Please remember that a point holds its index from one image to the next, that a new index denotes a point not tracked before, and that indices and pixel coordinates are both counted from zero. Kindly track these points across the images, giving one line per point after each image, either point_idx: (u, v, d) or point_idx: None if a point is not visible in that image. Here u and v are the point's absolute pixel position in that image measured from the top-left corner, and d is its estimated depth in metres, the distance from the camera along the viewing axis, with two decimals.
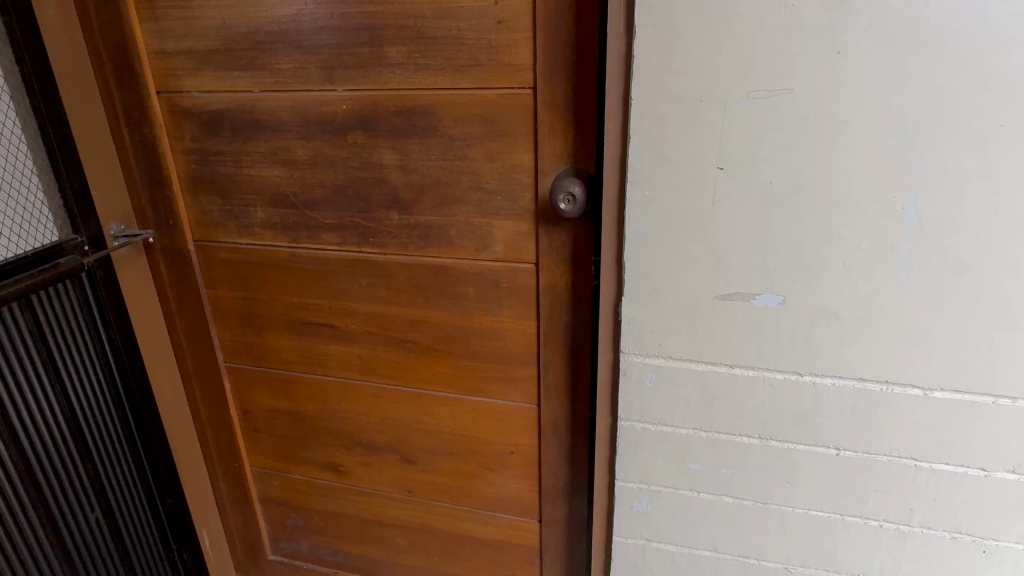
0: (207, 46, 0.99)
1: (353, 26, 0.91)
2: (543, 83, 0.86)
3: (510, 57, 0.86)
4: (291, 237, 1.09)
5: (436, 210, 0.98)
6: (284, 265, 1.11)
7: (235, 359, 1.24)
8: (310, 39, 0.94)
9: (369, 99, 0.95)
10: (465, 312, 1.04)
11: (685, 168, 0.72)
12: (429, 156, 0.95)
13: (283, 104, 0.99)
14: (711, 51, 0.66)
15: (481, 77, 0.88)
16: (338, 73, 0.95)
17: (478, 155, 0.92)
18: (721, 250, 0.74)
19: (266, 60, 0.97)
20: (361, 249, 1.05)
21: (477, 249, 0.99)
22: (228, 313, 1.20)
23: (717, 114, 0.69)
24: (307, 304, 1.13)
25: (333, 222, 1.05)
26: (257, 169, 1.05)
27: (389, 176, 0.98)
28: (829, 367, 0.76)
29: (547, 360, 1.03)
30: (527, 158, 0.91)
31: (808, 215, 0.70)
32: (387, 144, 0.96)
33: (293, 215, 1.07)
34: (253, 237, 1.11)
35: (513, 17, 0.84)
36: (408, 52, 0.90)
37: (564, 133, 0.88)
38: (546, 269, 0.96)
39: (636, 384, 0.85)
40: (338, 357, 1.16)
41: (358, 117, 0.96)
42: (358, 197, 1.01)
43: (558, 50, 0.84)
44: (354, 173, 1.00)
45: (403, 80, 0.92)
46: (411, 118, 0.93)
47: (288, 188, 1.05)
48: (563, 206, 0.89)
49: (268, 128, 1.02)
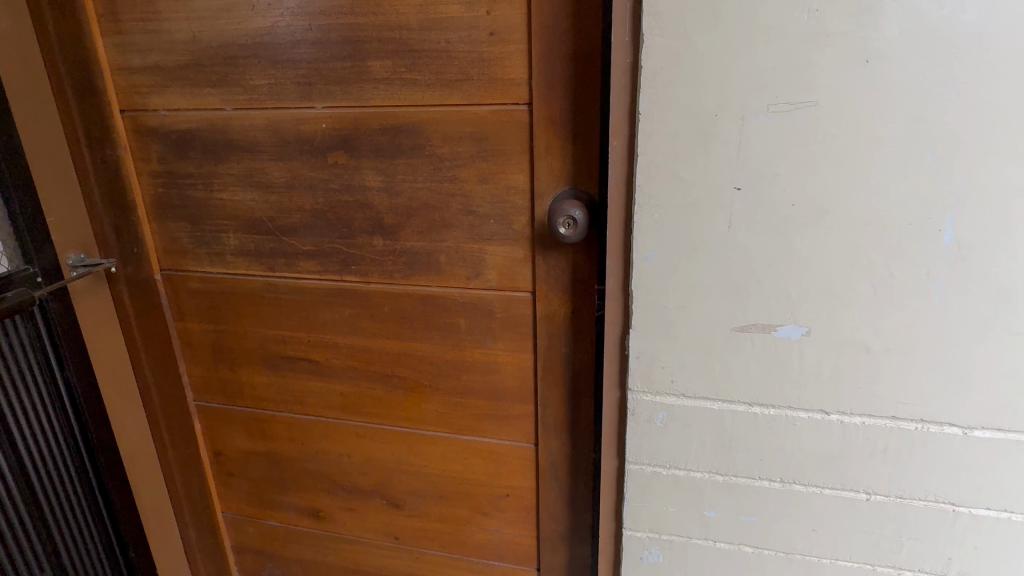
0: (175, 62, 0.92)
1: (332, 38, 0.85)
2: (539, 99, 0.79)
3: (503, 70, 0.80)
4: (266, 265, 1.01)
5: (424, 235, 0.91)
6: (259, 295, 1.03)
7: (206, 396, 1.15)
8: (287, 53, 0.87)
9: (350, 116, 0.88)
10: (455, 344, 0.96)
11: (698, 188, 0.65)
12: (416, 177, 0.88)
13: (256, 122, 0.92)
14: (725, 60, 0.61)
15: (472, 92, 0.82)
16: (316, 89, 0.88)
17: (470, 176, 0.86)
18: (739, 277, 0.68)
19: (238, 75, 0.90)
20: (342, 277, 0.98)
21: (467, 278, 0.91)
22: (199, 347, 1.11)
23: (734, 130, 0.63)
24: (283, 336, 1.05)
25: (313, 249, 0.97)
26: (229, 193, 0.98)
27: (373, 199, 0.91)
28: (858, 405, 0.70)
29: (544, 396, 0.95)
30: (522, 179, 0.84)
31: (834, 238, 0.64)
32: (370, 165, 0.89)
33: (268, 241, 0.99)
34: (225, 266, 1.03)
35: (506, 29, 0.78)
36: (393, 66, 0.84)
37: (562, 152, 0.81)
38: (542, 298, 0.89)
39: (645, 425, 0.77)
40: (318, 394, 1.08)
41: (339, 137, 0.89)
42: (339, 222, 0.94)
43: (555, 63, 0.77)
44: (335, 196, 0.93)
45: (386, 96, 0.85)
46: (396, 137, 0.87)
47: (262, 213, 0.97)
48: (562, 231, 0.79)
49: (240, 148, 0.95)
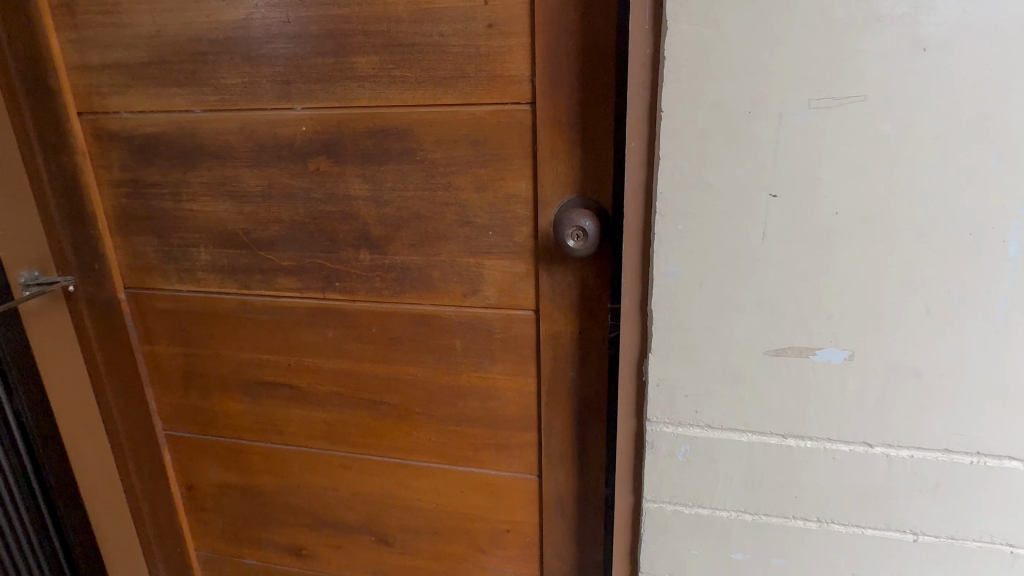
0: (138, 59, 0.83)
1: (312, 32, 0.76)
2: (544, 97, 0.71)
3: (503, 66, 0.72)
4: (241, 283, 0.92)
5: (416, 248, 0.83)
6: (234, 315, 0.94)
7: (176, 424, 1.05)
8: (263, 49, 0.78)
9: (333, 118, 0.79)
10: (450, 367, 0.88)
11: (729, 195, 0.58)
12: (407, 185, 0.80)
13: (229, 125, 0.83)
14: (762, 50, 0.53)
15: (469, 90, 0.74)
16: (295, 88, 0.79)
17: (467, 183, 0.78)
18: (774, 295, 0.60)
19: (208, 73, 0.82)
20: (326, 295, 0.89)
21: (464, 295, 0.83)
22: (168, 372, 1.01)
23: (771, 129, 0.55)
24: (261, 360, 0.96)
25: (293, 264, 0.88)
26: (200, 203, 0.89)
27: (359, 209, 0.83)
28: (906, 437, 0.62)
29: (549, 424, 0.86)
30: (525, 186, 0.76)
31: (883, 251, 0.57)
32: (356, 172, 0.81)
33: (243, 255, 0.90)
34: (196, 283, 0.94)
35: (507, 20, 0.70)
36: (380, 62, 0.75)
37: (569, 156, 0.73)
38: (547, 316, 0.81)
39: (666, 459, 0.69)
40: (300, 423, 0.98)
41: (320, 141, 0.81)
42: (322, 234, 0.85)
43: (561, 57, 0.69)
44: (316, 206, 0.84)
45: (373, 95, 0.77)
46: (384, 141, 0.79)
47: (236, 225, 0.88)
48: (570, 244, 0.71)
49: (211, 154, 0.86)
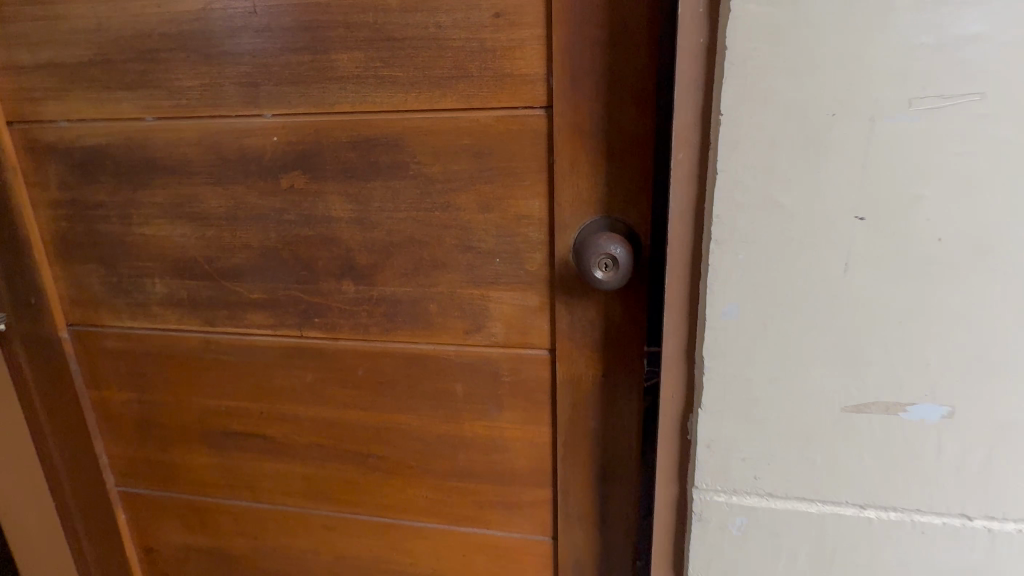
0: (77, 58, 0.70)
1: (283, 24, 0.64)
2: (561, 100, 0.59)
3: (513, 63, 0.60)
4: (204, 319, 0.79)
5: (409, 278, 0.71)
6: (196, 356, 0.81)
7: (131, 480, 0.91)
8: (224, 44, 0.66)
9: (309, 126, 0.67)
10: (450, 414, 0.76)
11: (804, 217, 0.47)
12: (398, 205, 0.68)
13: (186, 136, 0.71)
14: (851, 36, 0.42)
15: (471, 93, 0.62)
16: (263, 91, 0.67)
17: (469, 202, 0.66)
18: (856, 339, 0.49)
19: (160, 74, 0.69)
20: (303, 332, 0.76)
21: (466, 332, 0.71)
22: (120, 420, 0.88)
23: (859, 136, 0.44)
24: (228, 408, 0.83)
25: (263, 298, 0.76)
26: (153, 227, 0.76)
27: (341, 233, 0.70)
28: (1014, 509, 0.51)
29: (566, 480, 0.74)
30: (538, 205, 0.64)
31: (995, 285, 0.46)
32: (337, 189, 0.69)
33: (206, 287, 0.77)
34: (150, 319, 0.80)
35: (516, 8, 0.59)
36: (365, 60, 0.63)
37: (592, 170, 0.61)
38: (565, 356, 0.69)
39: (716, 533, 0.57)
40: (274, 478, 0.85)
41: (294, 153, 0.68)
42: (297, 263, 0.73)
43: (584, 51, 0.58)
44: (291, 230, 0.72)
45: (357, 99, 0.65)
46: (371, 154, 0.66)
47: (197, 253, 0.75)
48: (599, 275, 0.59)
49: (165, 170, 0.73)
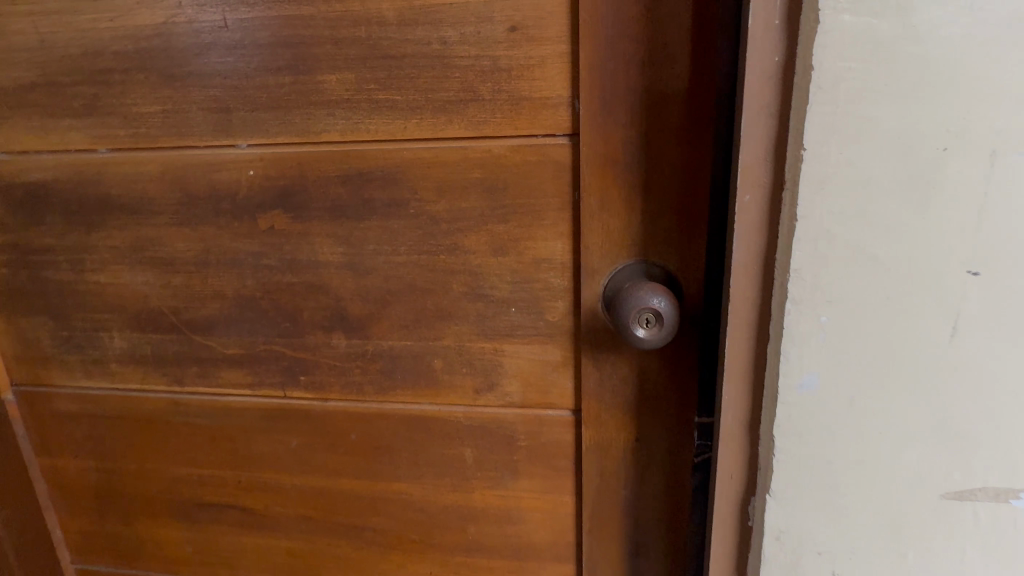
0: (16, 80, 0.60)
1: (258, 40, 0.54)
2: (589, 127, 0.51)
3: (532, 85, 0.51)
4: (171, 377, 0.68)
5: (410, 330, 0.61)
6: (161, 420, 0.70)
7: (90, 557, 0.80)
8: (190, 63, 0.56)
9: (291, 159, 0.57)
10: (457, 483, 0.66)
11: (904, 272, 0.38)
12: (396, 248, 0.59)
13: (146, 169, 0.61)
14: (971, 53, 0.34)
15: (482, 119, 0.53)
16: (236, 117, 0.57)
17: (480, 244, 0.57)
18: (963, 415, 0.41)
19: (114, 99, 0.59)
20: (286, 392, 0.66)
21: (476, 391, 0.62)
22: (75, 491, 0.77)
23: (976, 174, 0.36)
24: (201, 477, 0.72)
25: (239, 354, 0.65)
26: (110, 273, 0.65)
27: (330, 280, 0.61)
28: None
29: (592, 558, 0.65)
30: (561, 247, 0.56)
31: None
32: (325, 231, 0.59)
33: (172, 341, 0.67)
34: (108, 379, 0.70)
35: (536, 20, 0.50)
36: (356, 82, 0.54)
37: (626, 208, 0.52)
38: (592, 419, 0.60)
39: None
40: (255, 555, 0.74)
41: (274, 189, 0.59)
42: (279, 314, 0.63)
43: (617, 71, 0.49)
44: (271, 277, 0.62)
45: (347, 127, 0.56)
46: (364, 189, 0.57)
47: (161, 303, 0.65)
48: (640, 333, 0.50)
49: (122, 209, 0.63)
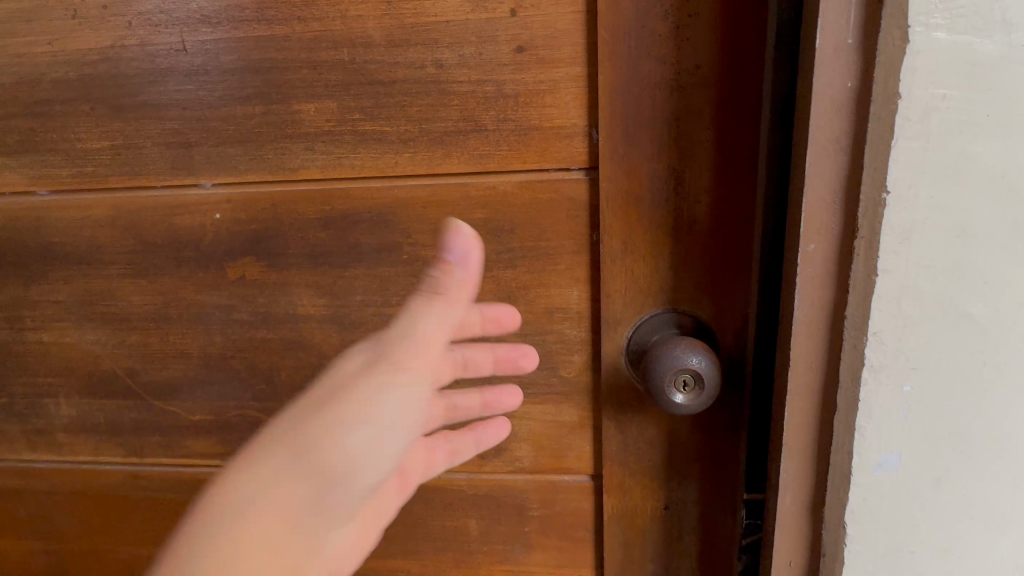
0: None
1: (223, 65, 0.47)
2: (610, 161, 0.44)
3: (542, 113, 0.45)
4: (129, 448, 0.60)
5: None
6: (119, 495, 0.62)
7: None
8: (143, 92, 0.49)
9: (263, 200, 0.50)
10: (461, 558, 0.58)
11: (1006, 333, 0.32)
12: (387, 298, 0.51)
13: (95, 213, 0.53)
14: None
15: (484, 152, 0.46)
16: (199, 153, 0.49)
17: (484, 293, 0.50)
18: None
19: (56, 133, 0.51)
20: None
21: (481, 457, 0.55)
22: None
23: None
24: None
25: (208, 420, 0.57)
26: (56, 332, 0.57)
27: (311, 336, 0.53)
28: None
29: None
30: (577, 295, 0.49)
31: None
32: (305, 280, 0.52)
33: (128, 408, 0.58)
34: (56, 450, 0.61)
35: (547, 39, 0.43)
36: (338, 112, 0.47)
37: (652, 250, 0.46)
38: (615, 488, 0.52)
39: None
40: None
41: (244, 235, 0.51)
42: (253, 375, 0.55)
43: (642, 97, 0.42)
44: (243, 334, 0.54)
45: (328, 163, 0.48)
46: (349, 234, 0.50)
47: (115, 365, 0.57)
48: (677, 398, 0.43)
49: (68, 259, 0.54)
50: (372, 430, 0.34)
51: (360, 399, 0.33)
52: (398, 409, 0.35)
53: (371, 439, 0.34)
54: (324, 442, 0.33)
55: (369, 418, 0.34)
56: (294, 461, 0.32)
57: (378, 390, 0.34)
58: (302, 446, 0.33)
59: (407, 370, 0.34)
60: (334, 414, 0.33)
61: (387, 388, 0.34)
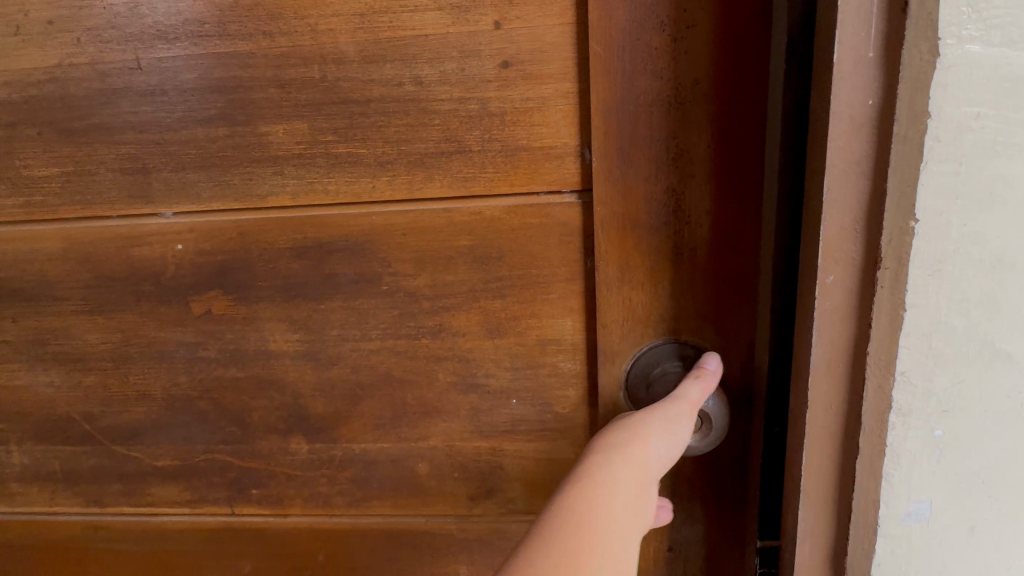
0: None
1: (182, 84, 0.43)
2: (604, 183, 0.41)
3: (530, 132, 0.42)
4: (89, 497, 0.55)
5: (387, 430, 0.50)
6: (79, 547, 0.57)
7: None
8: (95, 114, 0.44)
9: (229, 229, 0.46)
10: None
11: None
12: (367, 332, 0.47)
13: (44, 246, 0.48)
14: None
15: (469, 175, 0.43)
16: (158, 179, 0.45)
17: (471, 325, 0.46)
18: None
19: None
20: (235, 508, 0.54)
21: (471, 498, 0.51)
22: None
23: None
24: None
25: (174, 466, 0.53)
26: (5, 374, 0.52)
27: (285, 374, 0.49)
28: None
29: None
30: (571, 325, 0.46)
31: None
32: (277, 315, 0.48)
33: (86, 454, 0.54)
34: (9, 500, 0.56)
35: (534, 53, 0.40)
36: (310, 134, 0.43)
37: (651, 277, 0.43)
38: None
39: None
40: None
41: (210, 266, 0.47)
42: (222, 416, 0.51)
43: (638, 114, 0.39)
44: (210, 372, 0.50)
45: (300, 189, 0.45)
46: (324, 264, 0.46)
47: (71, 408, 0.52)
48: None
49: (16, 295, 0.50)
50: (670, 443, 0.36)
51: (630, 439, 0.35)
52: (670, 432, 0.36)
53: (669, 448, 0.36)
54: (638, 460, 0.35)
55: (669, 431, 0.36)
56: (619, 478, 0.33)
57: (653, 430, 0.36)
58: (625, 464, 0.34)
59: (645, 414, 0.37)
60: (633, 445, 0.35)
61: (652, 421, 0.36)
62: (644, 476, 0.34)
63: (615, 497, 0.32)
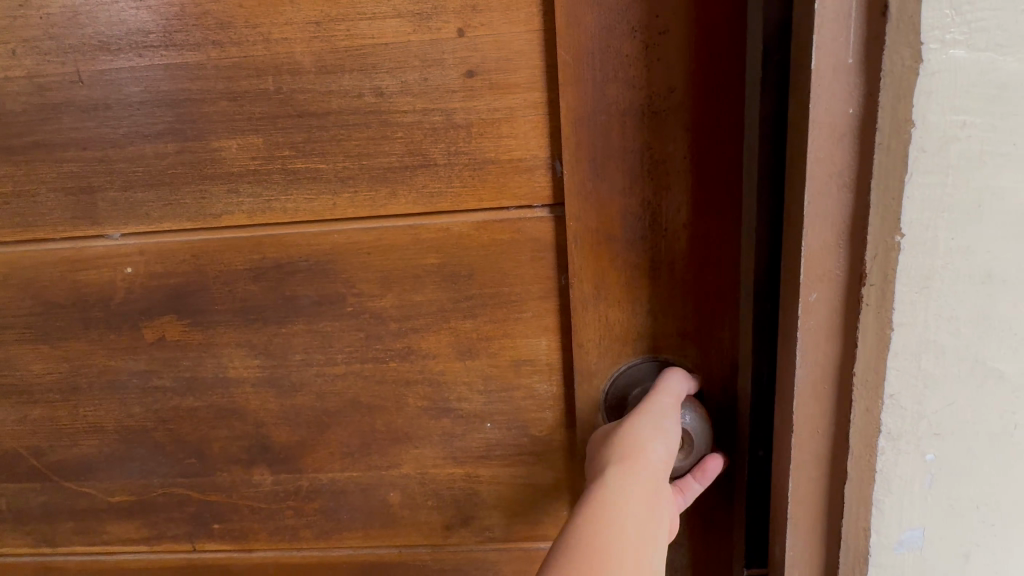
0: None
1: (127, 97, 0.41)
2: (576, 196, 0.39)
3: (498, 144, 0.40)
4: (40, 536, 0.52)
5: (355, 458, 0.47)
6: None
7: None
8: (34, 131, 0.42)
9: (182, 251, 0.43)
10: None
11: None
12: (331, 356, 0.45)
13: None
14: None
15: (435, 190, 0.41)
16: (105, 199, 0.43)
17: (441, 346, 0.44)
18: None
19: None
20: (196, 543, 0.51)
21: (446, 528, 0.49)
22: None
23: None
24: None
25: (129, 501, 0.50)
26: None
27: (246, 402, 0.47)
28: None
29: None
30: (546, 345, 0.44)
31: None
32: (236, 340, 0.45)
33: (34, 491, 0.50)
34: None
35: (501, 62, 0.38)
36: (266, 149, 0.41)
37: (628, 293, 0.41)
38: None
39: None
40: None
41: (162, 290, 0.44)
42: (179, 448, 0.48)
43: (610, 124, 0.37)
44: (165, 402, 0.47)
45: (257, 208, 0.42)
46: (284, 286, 0.44)
47: (17, 443, 0.49)
48: None
49: None
50: (667, 444, 0.35)
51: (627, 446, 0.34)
52: (663, 432, 0.35)
53: (668, 448, 0.35)
54: (641, 467, 0.34)
55: (663, 434, 0.35)
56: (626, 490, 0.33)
57: (648, 434, 0.35)
58: (626, 480, 0.33)
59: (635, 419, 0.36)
60: (633, 456, 0.34)
61: (643, 424, 0.35)
62: (652, 479, 0.34)
63: (624, 514, 0.32)
